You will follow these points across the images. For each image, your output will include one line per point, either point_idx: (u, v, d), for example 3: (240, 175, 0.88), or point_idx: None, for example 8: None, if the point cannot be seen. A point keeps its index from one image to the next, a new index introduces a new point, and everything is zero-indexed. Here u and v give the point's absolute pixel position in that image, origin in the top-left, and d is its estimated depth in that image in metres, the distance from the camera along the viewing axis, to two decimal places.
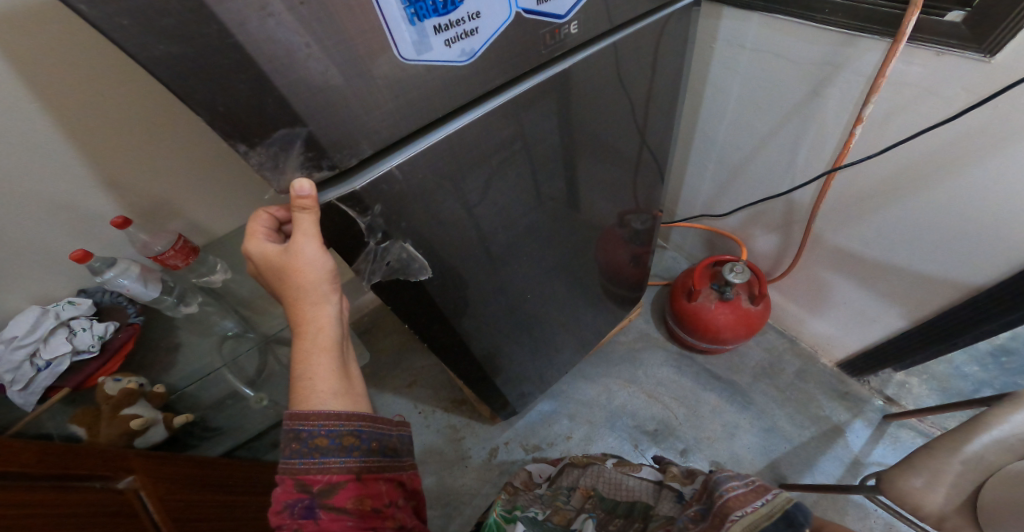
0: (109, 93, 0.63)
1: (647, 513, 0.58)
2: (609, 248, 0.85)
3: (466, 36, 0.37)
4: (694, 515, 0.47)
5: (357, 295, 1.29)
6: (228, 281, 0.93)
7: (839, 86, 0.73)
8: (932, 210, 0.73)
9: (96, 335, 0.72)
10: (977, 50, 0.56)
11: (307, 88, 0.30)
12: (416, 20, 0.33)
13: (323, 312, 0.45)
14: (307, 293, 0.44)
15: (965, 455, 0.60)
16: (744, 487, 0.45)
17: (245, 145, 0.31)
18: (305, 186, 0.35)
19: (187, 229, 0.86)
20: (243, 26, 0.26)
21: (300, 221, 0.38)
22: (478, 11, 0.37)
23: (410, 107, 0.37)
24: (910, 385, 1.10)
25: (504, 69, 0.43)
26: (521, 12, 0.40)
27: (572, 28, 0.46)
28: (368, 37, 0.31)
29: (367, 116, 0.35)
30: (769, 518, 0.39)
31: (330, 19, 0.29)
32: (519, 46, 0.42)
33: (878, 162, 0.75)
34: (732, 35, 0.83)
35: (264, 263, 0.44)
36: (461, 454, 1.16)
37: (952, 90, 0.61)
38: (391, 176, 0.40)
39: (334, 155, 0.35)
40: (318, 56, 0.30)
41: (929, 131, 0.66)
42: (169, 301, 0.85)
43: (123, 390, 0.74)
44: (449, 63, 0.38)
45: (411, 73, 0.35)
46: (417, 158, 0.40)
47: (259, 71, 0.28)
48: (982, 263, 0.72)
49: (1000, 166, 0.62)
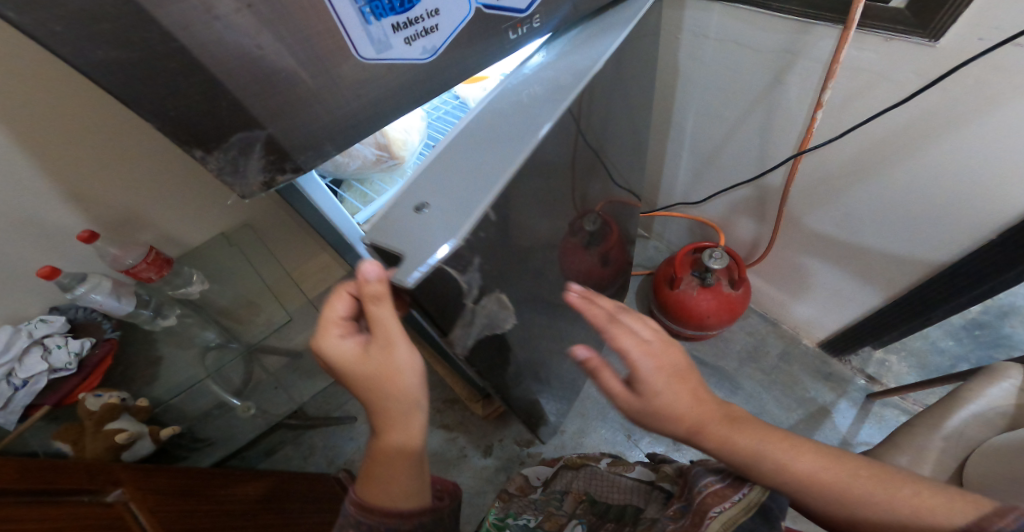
0: (65, 109, 0.60)
1: (638, 517, 0.58)
2: (570, 262, 0.64)
3: (427, 33, 0.37)
4: (675, 514, 0.47)
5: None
6: (207, 292, 0.89)
7: (798, 74, 0.73)
8: (902, 194, 0.73)
9: (73, 352, 0.70)
10: (922, 35, 0.57)
11: (260, 87, 0.30)
12: (373, 19, 0.33)
13: (409, 415, 0.42)
14: (395, 394, 0.40)
15: (946, 432, 0.62)
16: (720, 480, 0.47)
17: (201, 150, 0.31)
18: (375, 270, 0.35)
19: (158, 240, 0.82)
20: (187, 30, 0.25)
21: (377, 313, 0.37)
22: (436, 8, 0.36)
23: (365, 110, 0.37)
24: (889, 363, 1.13)
25: (464, 67, 0.42)
26: (480, 8, 0.38)
27: (534, 22, 0.45)
28: (325, 36, 0.31)
29: (324, 113, 0.35)
30: (747, 512, 0.42)
31: (265, 25, 0.28)
32: (479, 43, 0.41)
33: (839, 146, 0.76)
34: (695, 26, 0.81)
35: (344, 363, 0.39)
36: (456, 455, 1.15)
37: (903, 75, 0.61)
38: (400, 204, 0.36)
39: (298, 156, 0.35)
40: (274, 53, 0.29)
41: (886, 114, 0.66)
42: (146, 314, 0.83)
43: (105, 405, 0.72)
44: (411, 61, 0.37)
45: (362, 73, 0.35)
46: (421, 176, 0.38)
47: (211, 75, 0.28)
48: (951, 243, 0.74)
49: (956, 148, 0.63)
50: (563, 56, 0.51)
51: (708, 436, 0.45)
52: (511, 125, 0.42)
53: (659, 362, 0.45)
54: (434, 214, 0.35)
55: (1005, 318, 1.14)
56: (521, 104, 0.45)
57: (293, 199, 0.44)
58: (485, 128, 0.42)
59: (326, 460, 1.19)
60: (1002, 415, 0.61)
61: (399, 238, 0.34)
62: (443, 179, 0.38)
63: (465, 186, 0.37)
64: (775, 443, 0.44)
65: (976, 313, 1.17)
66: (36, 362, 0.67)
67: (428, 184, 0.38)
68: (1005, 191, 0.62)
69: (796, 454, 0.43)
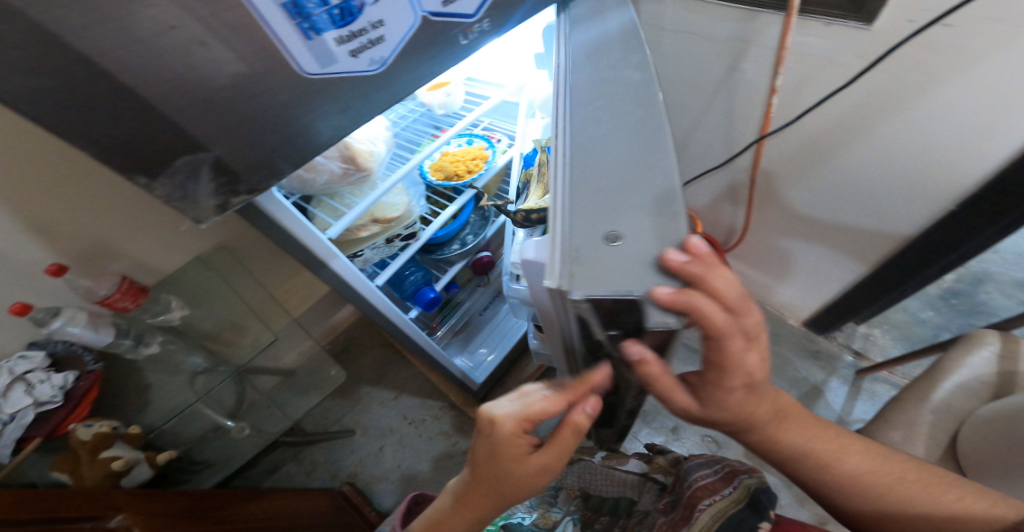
0: (29, 150, 0.59)
1: (632, 510, 0.62)
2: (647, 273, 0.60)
3: (373, 45, 0.35)
4: (665, 509, 0.53)
5: (326, 316, 1.25)
6: (188, 317, 0.86)
7: (751, 61, 0.71)
8: (877, 169, 0.72)
9: (57, 386, 0.67)
10: (858, 19, 0.58)
11: (201, 107, 0.30)
12: (314, 34, 0.31)
13: (492, 514, 0.42)
14: (506, 497, 0.40)
15: (934, 405, 0.62)
16: (713, 474, 0.51)
17: (146, 177, 0.31)
18: (594, 404, 0.39)
19: (132, 269, 0.80)
20: (107, 55, 0.25)
21: (570, 436, 0.39)
22: (380, 18, 0.34)
23: (315, 130, 0.36)
24: (874, 337, 1.16)
25: (419, 75, 0.40)
26: (428, 16, 0.37)
27: (485, 26, 0.42)
28: (266, 54, 0.30)
29: (272, 130, 0.34)
30: (737, 505, 0.47)
31: (187, 55, 0.27)
32: (432, 51, 0.39)
33: (800, 127, 0.75)
34: (651, 17, 0.78)
35: (511, 449, 0.38)
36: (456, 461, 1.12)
37: (847, 57, 0.62)
38: (585, 246, 0.33)
39: (250, 177, 0.35)
40: (220, 54, 0.28)
41: (839, 92, 0.66)
42: (127, 343, 0.78)
43: (97, 434, 0.70)
44: (359, 73, 0.36)
45: (303, 92, 0.33)
46: (576, 210, 0.35)
47: (139, 96, 0.27)
48: (911, 217, 0.75)
49: (910, 127, 0.64)
50: (613, 44, 0.48)
51: (766, 433, 0.42)
52: (625, 134, 0.40)
53: (742, 377, 0.36)
54: (630, 246, 0.33)
55: (981, 285, 1.18)
56: (615, 106, 0.42)
57: (255, 219, 0.43)
58: (600, 141, 0.40)
59: (330, 473, 1.16)
60: (985, 383, 0.61)
61: (607, 283, 0.32)
62: (608, 204, 0.35)
63: (639, 207, 0.35)
64: (824, 444, 0.43)
65: (951, 282, 1.20)
66: (20, 396, 0.64)
67: (598, 210, 0.35)
68: (959, 164, 0.64)
69: (843, 453, 0.43)
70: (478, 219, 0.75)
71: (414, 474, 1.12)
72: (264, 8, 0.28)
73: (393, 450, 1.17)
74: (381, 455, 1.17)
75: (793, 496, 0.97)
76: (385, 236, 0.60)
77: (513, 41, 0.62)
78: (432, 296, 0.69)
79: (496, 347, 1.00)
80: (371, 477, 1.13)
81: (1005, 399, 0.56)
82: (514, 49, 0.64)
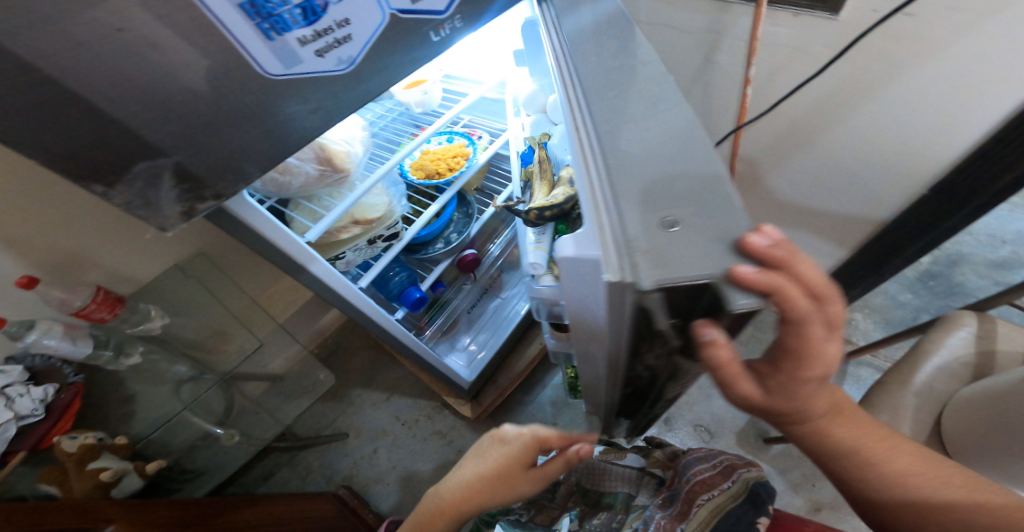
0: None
1: (629, 504, 0.60)
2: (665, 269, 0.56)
3: (340, 44, 0.34)
4: (664, 503, 0.52)
5: (311, 320, 1.23)
6: (168, 326, 0.83)
7: (725, 53, 0.71)
8: (859, 155, 0.72)
9: (38, 398, 0.64)
10: (825, 9, 0.57)
11: (158, 110, 0.29)
12: (275, 34, 0.31)
13: (486, 502, 0.54)
14: (504, 490, 0.54)
15: (915, 387, 0.63)
16: (712, 468, 0.52)
17: (103, 185, 0.30)
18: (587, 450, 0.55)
19: (106, 280, 0.77)
20: (50, 59, 0.25)
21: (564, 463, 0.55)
22: (345, 17, 0.33)
23: (285, 134, 0.35)
24: (856, 322, 1.17)
25: (391, 74, 0.39)
26: (396, 13, 0.36)
27: (457, 23, 0.41)
28: (224, 56, 0.30)
29: (236, 133, 0.33)
30: (736, 499, 0.47)
31: (139, 58, 0.27)
32: (402, 50, 0.38)
33: (783, 111, 0.72)
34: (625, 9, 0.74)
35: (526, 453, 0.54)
36: (452, 459, 1.11)
37: (818, 48, 0.61)
38: (642, 234, 0.29)
39: (216, 183, 0.34)
40: (173, 55, 0.28)
41: (808, 83, 0.66)
42: (108, 355, 0.76)
43: (83, 445, 0.69)
44: (327, 74, 0.35)
45: (268, 94, 0.32)
46: (623, 197, 0.31)
47: (89, 101, 0.27)
48: (889, 200, 0.78)
49: (886, 110, 0.64)
50: (609, 29, 0.46)
51: (822, 427, 0.37)
52: (652, 115, 0.37)
53: (821, 369, 0.32)
54: (694, 229, 0.29)
55: (954, 267, 1.20)
56: (634, 87, 0.39)
57: (228, 226, 0.42)
58: (630, 124, 0.36)
59: (325, 477, 1.14)
60: (964, 365, 0.63)
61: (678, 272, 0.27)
62: (659, 187, 0.31)
63: (691, 188, 0.31)
64: (876, 442, 0.38)
65: (926, 265, 1.22)
66: (1, 410, 0.60)
67: (649, 194, 0.31)
68: (930, 147, 0.66)
69: (893, 454, 0.39)
70: (462, 217, 0.74)
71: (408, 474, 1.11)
72: (219, 9, 0.28)
73: (388, 451, 1.16)
74: (376, 457, 1.15)
75: (787, 483, 0.98)
76: (367, 238, 0.58)
77: (489, 36, 0.61)
78: (419, 296, 0.68)
79: (486, 343, 1.00)
80: (368, 480, 1.12)
81: (983, 380, 0.57)
82: (491, 44, 0.63)
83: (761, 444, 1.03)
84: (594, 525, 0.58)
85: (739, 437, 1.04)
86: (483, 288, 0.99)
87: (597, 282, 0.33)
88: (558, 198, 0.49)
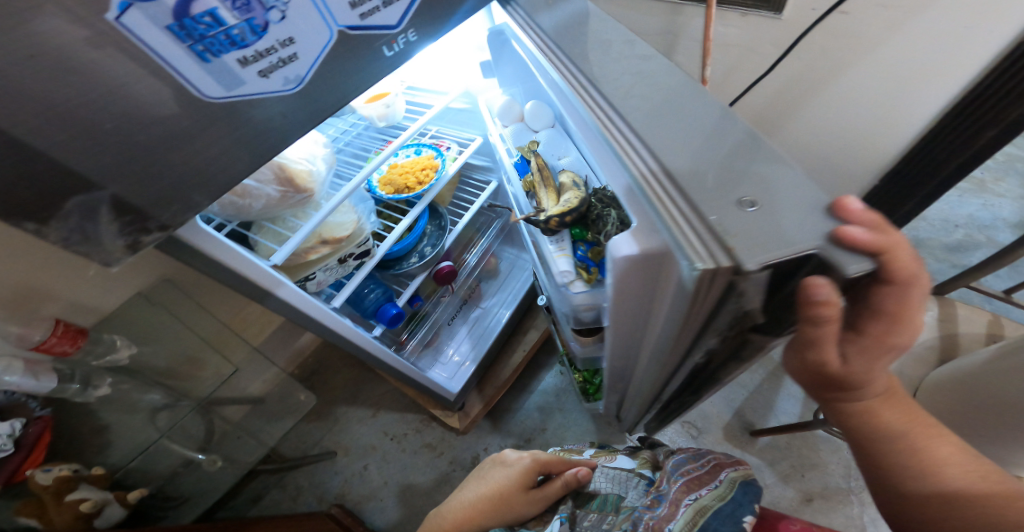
0: None
1: (619, 505, 0.58)
2: None
3: (285, 63, 0.33)
4: (651, 502, 0.52)
5: (290, 340, 1.19)
6: (137, 356, 0.78)
7: (681, 54, 0.72)
8: (838, 123, 0.79)
9: (8, 434, 0.60)
10: (769, 9, 0.63)
11: (90, 141, 0.27)
12: (211, 56, 0.29)
13: (492, 516, 0.64)
14: (506, 501, 0.65)
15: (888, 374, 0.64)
16: (700, 468, 0.52)
17: (34, 224, 0.27)
18: (582, 471, 0.66)
19: (65, 312, 0.68)
20: None
21: (559, 482, 0.65)
22: (289, 36, 0.32)
23: (232, 158, 0.33)
24: None
25: (344, 89, 0.37)
26: (344, 30, 0.34)
27: (412, 36, 0.39)
28: (154, 81, 0.28)
29: (178, 159, 0.31)
30: (724, 498, 0.45)
31: (59, 85, 0.25)
32: (353, 67, 0.36)
33: (760, 90, 0.77)
34: None
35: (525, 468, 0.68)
36: (445, 470, 1.09)
37: (764, 47, 0.69)
38: (722, 213, 0.26)
39: (161, 214, 0.32)
40: (97, 83, 0.26)
41: (777, 65, 0.71)
42: (75, 387, 0.71)
43: (59, 477, 0.69)
44: (273, 94, 0.33)
45: (207, 120, 0.31)
46: (682, 182, 0.29)
47: (8, 135, 0.24)
48: (868, 161, 0.86)
49: (860, 80, 0.70)
50: (597, 24, 0.45)
51: (866, 404, 0.35)
52: (675, 101, 0.35)
53: (906, 336, 0.29)
54: (772, 203, 0.27)
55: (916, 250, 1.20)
56: (643, 73, 0.38)
57: (187, 256, 0.39)
58: (656, 109, 0.35)
59: (316, 497, 1.10)
60: (930, 349, 0.64)
61: (776, 247, 0.25)
62: (719, 168, 0.29)
63: (748, 163, 0.29)
64: (918, 429, 0.35)
65: None
66: None
67: (711, 174, 0.29)
68: (902, 115, 0.74)
69: (937, 445, 0.35)
70: (435, 229, 0.73)
71: (402, 490, 1.08)
72: (146, 34, 0.26)
73: (379, 468, 1.12)
74: (367, 473, 1.11)
75: (777, 475, 0.98)
76: (337, 257, 0.56)
77: (451, 45, 0.60)
78: (395, 312, 0.67)
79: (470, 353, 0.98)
80: (361, 497, 1.08)
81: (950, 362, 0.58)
82: (454, 53, 0.62)
83: (748, 437, 1.03)
84: (583, 526, 0.57)
85: (726, 432, 1.04)
86: (463, 299, 0.99)
87: (674, 271, 0.30)
88: (567, 206, 0.46)
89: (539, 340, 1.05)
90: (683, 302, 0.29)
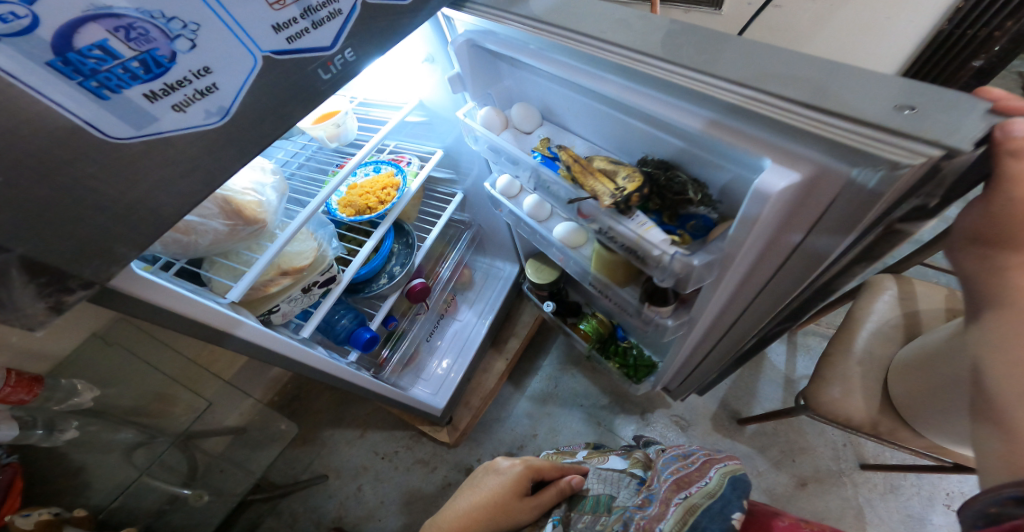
0: None
1: (610, 507, 0.56)
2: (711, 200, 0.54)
3: (204, 95, 0.30)
4: (642, 503, 0.50)
5: (264, 369, 1.16)
6: (102, 398, 0.74)
7: None
8: None
9: None
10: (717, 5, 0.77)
11: None
12: (110, 92, 0.26)
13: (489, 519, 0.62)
14: (503, 506, 0.63)
15: (859, 355, 0.65)
16: (689, 467, 0.51)
17: None
18: (576, 479, 0.65)
19: (15, 360, 0.63)
20: None
21: (554, 491, 0.64)
22: (204, 65, 0.29)
23: (159, 200, 0.30)
24: None
25: (278, 116, 0.34)
26: (269, 55, 0.32)
27: (350, 54, 0.37)
28: (45, 125, 0.25)
29: (91, 208, 0.28)
30: (714, 495, 0.44)
31: None
32: (286, 92, 0.34)
33: None
34: None
35: (522, 473, 0.66)
36: (440, 485, 1.07)
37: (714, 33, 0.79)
38: (887, 118, 0.27)
39: (83, 270, 0.29)
40: None
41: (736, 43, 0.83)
42: (39, 433, 0.66)
43: (40, 521, 0.63)
44: (194, 129, 0.30)
45: (119, 163, 0.28)
46: (812, 109, 0.29)
47: None
48: None
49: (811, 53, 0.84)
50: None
51: None
52: (708, 48, 0.34)
53: None
54: (910, 98, 0.28)
55: None
56: (650, 33, 0.37)
57: (133, 308, 0.37)
58: (707, 55, 0.34)
59: (313, 522, 1.06)
60: (892, 328, 0.66)
61: (956, 128, 0.26)
62: (827, 89, 0.29)
63: (839, 82, 0.30)
64: None
65: None
66: None
67: (827, 95, 0.29)
68: None
69: None
70: (403, 248, 0.71)
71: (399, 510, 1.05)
72: (24, 74, 0.24)
73: (372, 487, 1.09)
74: (361, 494, 1.09)
75: (770, 462, 0.98)
76: (301, 286, 0.53)
77: (398, 62, 0.58)
78: (369, 336, 0.64)
79: (454, 365, 0.96)
80: (358, 518, 1.06)
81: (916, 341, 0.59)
82: (400, 69, 0.59)
83: (736, 426, 1.03)
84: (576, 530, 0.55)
85: (715, 423, 1.04)
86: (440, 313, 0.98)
87: (842, 185, 0.30)
88: (637, 180, 0.41)
89: (521, 346, 1.04)
90: (863, 205, 0.29)
